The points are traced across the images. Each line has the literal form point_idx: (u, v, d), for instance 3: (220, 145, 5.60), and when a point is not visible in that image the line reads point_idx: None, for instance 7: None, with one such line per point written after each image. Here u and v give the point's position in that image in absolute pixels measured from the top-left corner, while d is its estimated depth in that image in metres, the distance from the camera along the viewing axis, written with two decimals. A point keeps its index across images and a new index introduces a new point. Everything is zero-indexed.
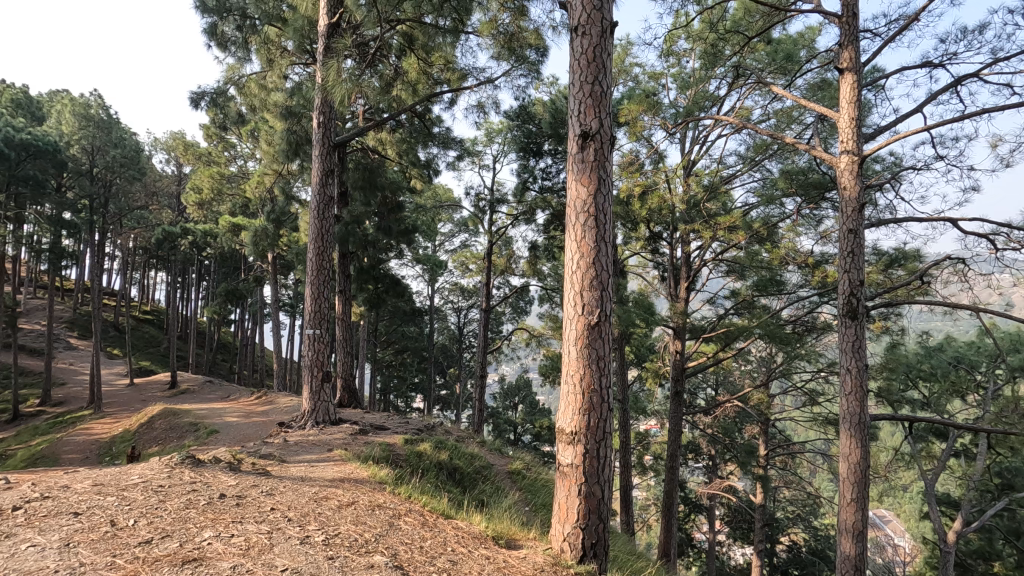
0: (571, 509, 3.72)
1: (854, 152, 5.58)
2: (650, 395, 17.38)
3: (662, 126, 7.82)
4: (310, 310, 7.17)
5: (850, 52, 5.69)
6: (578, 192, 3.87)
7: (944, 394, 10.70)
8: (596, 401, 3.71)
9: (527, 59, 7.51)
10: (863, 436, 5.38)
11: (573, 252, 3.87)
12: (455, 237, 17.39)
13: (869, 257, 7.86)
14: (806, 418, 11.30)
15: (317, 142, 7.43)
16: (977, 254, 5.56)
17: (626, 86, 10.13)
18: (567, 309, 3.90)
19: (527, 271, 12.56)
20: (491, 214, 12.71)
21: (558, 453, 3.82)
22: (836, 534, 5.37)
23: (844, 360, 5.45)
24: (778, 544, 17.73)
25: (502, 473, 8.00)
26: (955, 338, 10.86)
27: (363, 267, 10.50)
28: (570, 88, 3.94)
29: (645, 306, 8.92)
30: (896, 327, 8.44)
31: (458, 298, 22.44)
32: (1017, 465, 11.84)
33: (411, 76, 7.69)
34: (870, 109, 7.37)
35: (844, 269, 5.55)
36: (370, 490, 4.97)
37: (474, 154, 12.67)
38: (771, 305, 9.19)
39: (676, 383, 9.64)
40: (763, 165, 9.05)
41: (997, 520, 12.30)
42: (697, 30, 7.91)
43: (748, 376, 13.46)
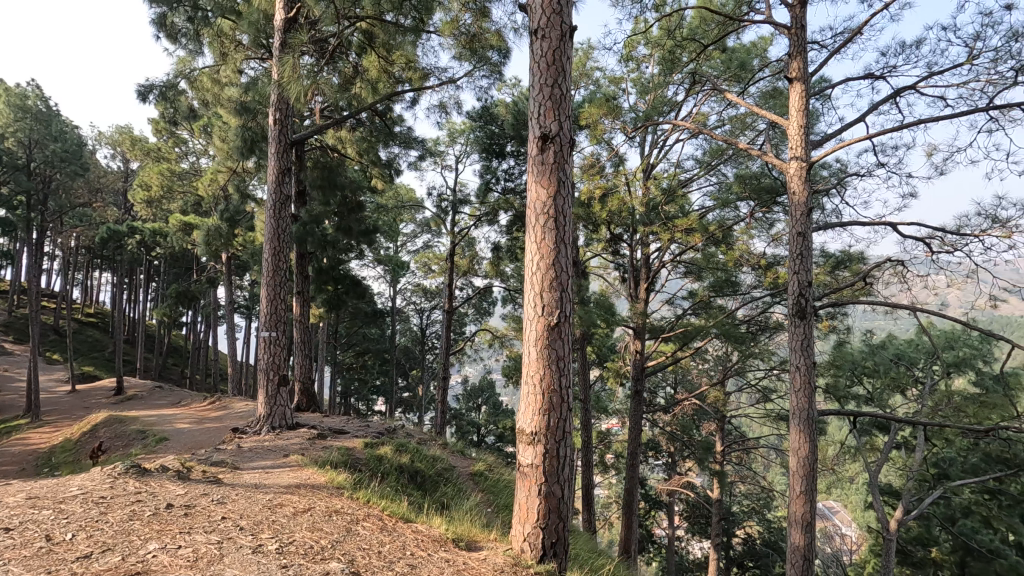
0: (531, 509, 3.74)
1: (802, 158, 5.83)
2: (612, 394, 17.68)
3: (622, 130, 7.97)
4: (266, 312, 7.00)
5: (799, 63, 5.93)
6: (539, 194, 3.89)
7: (886, 389, 11.26)
8: (556, 401, 3.74)
9: (489, 60, 7.52)
10: (811, 430, 5.60)
11: (534, 253, 3.89)
12: (417, 238, 17.25)
13: (817, 259, 8.22)
14: (760, 414, 11.72)
15: (273, 140, 7.22)
16: (915, 257, 5.88)
17: (587, 89, 10.28)
18: (527, 309, 3.93)
19: (490, 272, 12.55)
20: (453, 214, 12.68)
21: (519, 454, 3.83)
22: (787, 526, 5.56)
23: (793, 358, 5.68)
24: (734, 538, 18.25)
25: (464, 475, 7.96)
26: (896, 336, 11.43)
27: (322, 267, 10.32)
28: (530, 90, 3.97)
29: (606, 307, 9.07)
30: (842, 326, 8.92)
31: (421, 299, 22.24)
32: (951, 455, 12.59)
33: (372, 73, 7.62)
34: (817, 118, 7.73)
35: (794, 270, 5.76)
36: (327, 495, 4.87)
37: (437, 154, 12.63)
38: (726, 305, 9.52)
39: (636, 383, 9.80)
40: (720, 169, 9.33)
41: (933, 508, 13.04)
42: (656, 37, 8.10)
43: (705, 375, 13.88)
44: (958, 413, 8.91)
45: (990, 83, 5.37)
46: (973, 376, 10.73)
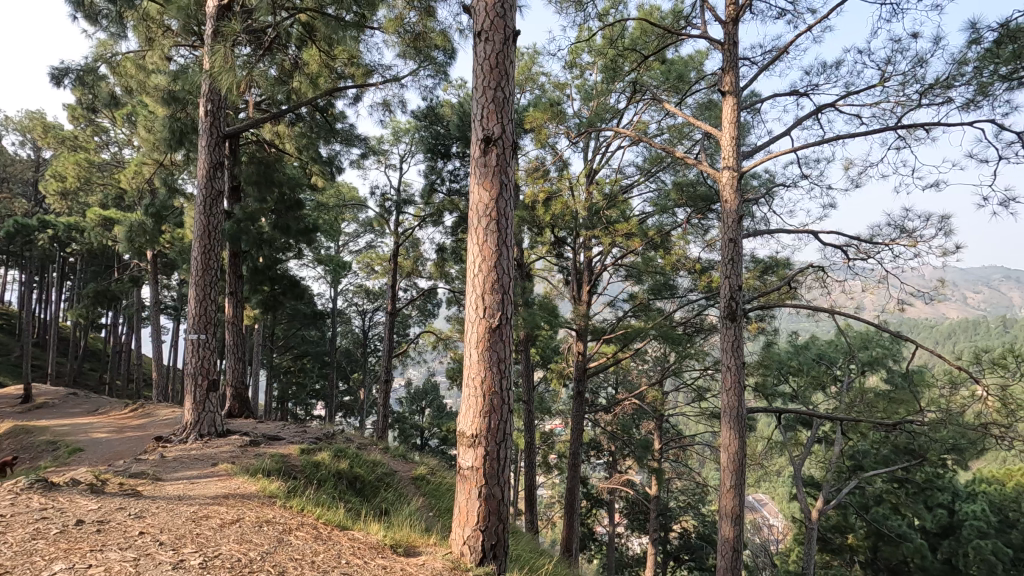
0: (471, 511, 3.72)
1: (734, 168, 6.13)
2: (555, 395, 17.87)
3: (566, 135, 8.10)
4: (194, 313, 6.63)
5: (731, 77, 6.23)
6: (481, 196, 3.89)
7: (808, 387, 12.01)
8: (497, 403, 3.74)
9: (434, 59, 7.45)
10: (741, 427, 5.88)
11: (476, 255, 3.89)
12: (360, 238, 16.85)
13: (747, 264, 8.64)
14: (695, 413, 12.18)
15: (204, 132, 6.85)
16: (834, 263, 6.33)
17: (533, 94, 10.41)
18: (468, 311, 3.91)
19: (434, 273, 12.39)
20: (397, 214, 12.48)
21: (459, 457, 3.80)
22: (718, 519, 5.81)
23: (724, 358, 5.95)
24: (671, 533, 18.86)
25: (405, 480, 7.82)
26: (818, 336, 12.17)
27: (258, 267, 9.86)
28: (472, 93, 3.97)
29: (549, 309, 9.18)
30: (770, 328, 9.44)
31: (364, 301, 21.71)
32: (865, 448, 13.54)
33: (312, 67, 7.41)
34: (748, 130, 8.17)
35: (725, 275, 6.03)
36: (258, 505, 4.66)
37: (380, 152, 12.37)
38: (664, 307, 9.85)
39: (578, 384, 9.96)
40: (659, 176, 9.68)
41: (850, 497, 13.98)
42: (599, 45, 8.29)
43: (645, 375, 14.30)
44: (871, 409, 9.64)
45: (899, 105, 5.83)
46: (884, 374, 11.62)
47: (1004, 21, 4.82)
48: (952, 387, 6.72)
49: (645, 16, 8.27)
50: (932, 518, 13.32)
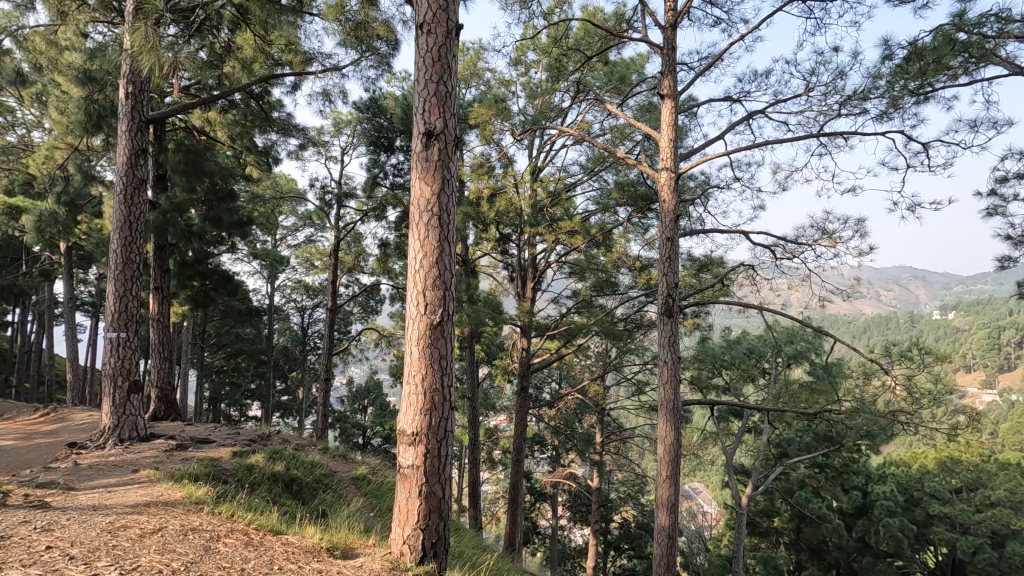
0: (411, 510, 3.66)
1: (672, 170, 6.33)
2: (499, 391, 17.87)
3: (510, 131, 8.11)
4: (113, 310, 6.17)
5: (670, 81, 6.42)
6: (422, 191, 3.83)
7: (739, 379, 12.62)
8: (438, 400, 3.70)
9: (376, 49, 7.25)
10: (676, 419, 6.10)
11: (417, 251, 3.83)
12: (299, 232, 16.25)
13: (684, 262, 8.96)
14: (635, 406, 12.53)
15: (124, 116, 6.37)
16: (763, 262, 6.64)
17: (478, 89, 10.35)
18: (409, 308, 3.84)
19: (376, 269, 12.09)
20: (338, 208, 12.11)
21: (399, 455, 3.73)
22: (654, 508, 6.01)
23: (662, 353, 6.14)
24: (612, 523, 19.33)
25: (345, 481, 7.62)
26: (749, 332, 12.79)
27: (185, 261, 9.21)
28: (414, 85, 3.89)
29: (494, 305, 9.19)
30: (705, 323, 9.84)
31: (303, 297, 20.94)
32: (790, 436, 14.40)
33: (247, 52, 7.04)
34: (686, 133, 8.45)
35: (663, 273, 6.23)
36: (182, 512, 4.40)
37: (320, 143, 11.94)
38: (606, 304, 10.07)
39: (522, 379, 10.03)
40: (601, 176, 9.88)
41: (776, 483, 14.82)
42: (544, 43, 8.36)
43: (588, 370, 14.56)
44: (796, 399, 10.34)
45: (822, 114, 6.20)
46: (807, 366, 12.39)
47: (913, 40, 5.23)
48: (866, 377, 7.23)
49: (589, 17, 8.41)
50: (848, 499, 14.34)
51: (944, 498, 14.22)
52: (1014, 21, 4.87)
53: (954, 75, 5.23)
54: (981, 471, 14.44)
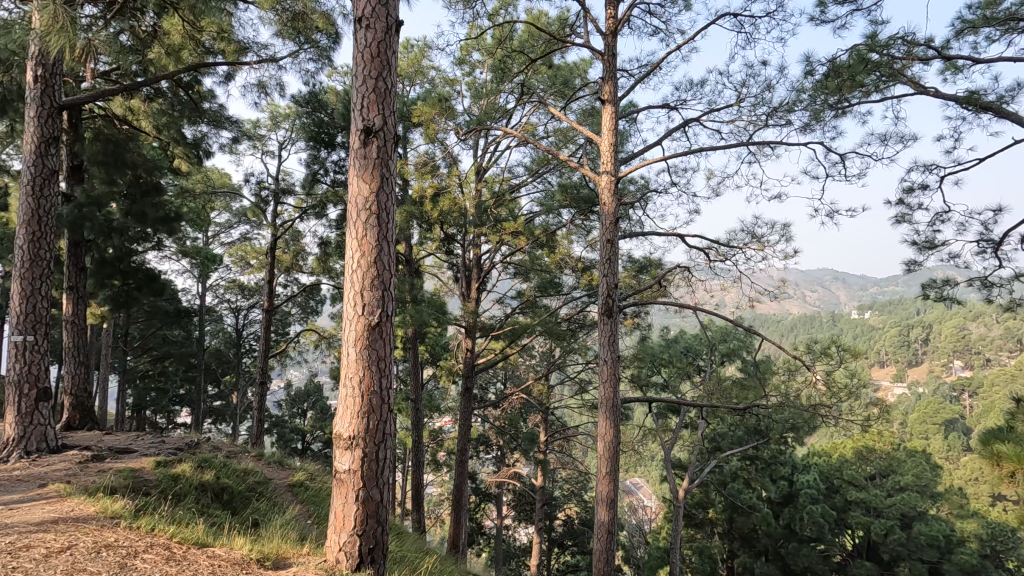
0: (348, 516, 3.56)
1: (612, 173, 6.48)
2: (444, 392, 17.74)
3: (455, 130, 8.04)
4: (18, 312, 5.65)
5: (610, 87, 6.57)
6: (360, 189, 3.73)
7: (675, 376, 13.11)
8: (376, 403, 3.61)
9: (316, 42, 7.01)
10: (615, 416, 6.25)
11: (355, 251, 3.72)
12: (233, 229, 15.54)
13: (624, 263, 9.21)
14: (578, 404, 12.75)
15: (32, 101, 5.86)
16: (698, 264, 6.91)
17: (423, 87, 10.23)
18: (346, 309, 3.74)
19: (316, 268, 11.67)
20: (275, 204, 11.64)
21: (335, 461, 3.61)
22: (594, 504, 6.13)
23: (602, 353, 6.27)
24: (555, 521, 19.59)
25: (280, 488, 7.32)
26: (686, 331, 13.30)
27: (105, 258, 8.59)
28: (353, 80, 3.78)
29: (438, 306, 9.10)
30: (644, 323, 10.18)
31: (237, 297, 19.96)
32: (723, 431, 15.12)
33: (174, 38, 6.58)
34: (626, 138, 8.69)
35: (603, 274, 6.37)
36: (96, 529, 4.09)
37: (255, 137, 11.44)
38: (550, 304, 10.22)
39: (467, 380, 9.99)
40: (545, 177, 10.00)
41: (711, 475, 15.49)
42: (489, 44, 8.38)
43: (532, 370, 14.68)
44: (728, 395, 10.86)
45: (751, 123, 6.51)
46: (739, 364, 13.04)
47: (832, 57, 5.60)
48: (790, 373, 7.67)
49: (534, 20, 8.50)
50: (776, 489, 15.21)
51: (860, 484, 15.37)
52: (918, 44, 5.30)
53: (867, 92, 5.62)
54: (891, 458, 15.74)
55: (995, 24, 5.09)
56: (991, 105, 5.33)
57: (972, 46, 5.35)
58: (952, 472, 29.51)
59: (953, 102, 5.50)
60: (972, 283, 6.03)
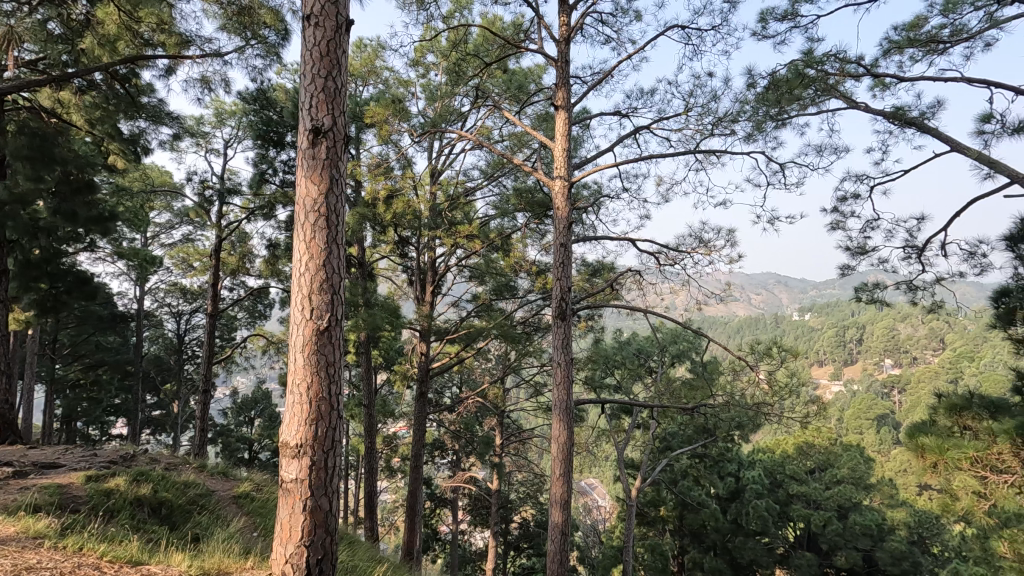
0: (294, 527, 3.40)
1: (565, 178, 6.57)
2: (398, 397, 17.48)
3: (409, 132, 7.94)
4: None
5: (563, 93, 6.66)
6: (308, 190, 3.63)
7: (628, 378, 13.38)
8: (325, 410, 3.51)
9: (263, 38, 6.78)
10: (569, 418, 6.31)
11: (302, 253, 3.62)
12: (175, 230, 14.83)
13: (577, 267, 9.34)
14: (533, 406, 12.83)
15: None
16: (649, 268, 7.09)
17: (376, 88, 10.09)
18: (294, 313, 3.62)
19: (263, 271, 11.24)
20: (220, 205, 11.18)
21: (281, 470, 3.47)
22: (548, 506, 6.16)
23: (556, 355, 6.33)
24: (511, 524, 19.60)
25: (224, 500, 7.02)
26: (638, 333, 13.61)
27: (29, 261, 7.96)
28: (301, 79, 3.69)
29: (392, 310, 8.95)
30: (597, 326, 10.35)
31: (179, 301, 19.05)
32: (673, 430, 15.54)
33: (108, 28, 6.22)
34: (579, 143, 8.84)
35: (557, 277, 6.43)
36: (15, 550, 3.81)
37: (199, 135, 10.97)
38: (506, 308, 10.24)
39: (421, 384, 9.87)
40: (500, 181, 10.03)
41: (663, 474, 15.90)
42: (444, 47, 8.35)
43: (488, 373, 14.65)
44: (678, 395, 11.18)
45: (698, 132, 6.73)
46: (688, 365, 13.43)
47: (771, 71, 5.87)
48: (735, 373, 7.96)
49: (489, 24, 8.54)
50: (723, 485, 15.74)
51: (801, 478, 16.14)
52: (850, 61, 5.64)
53: (805, 105, 5.92)
54: (829, 453, 16.61)
55: (918, 45, 5.48)
56: (914, 120, 5.71)
57: (898, 65, 5.73)
58: (883, 465, 31.38)
59: (881, 116, 5.87)
60: (900, 286, 6.44)
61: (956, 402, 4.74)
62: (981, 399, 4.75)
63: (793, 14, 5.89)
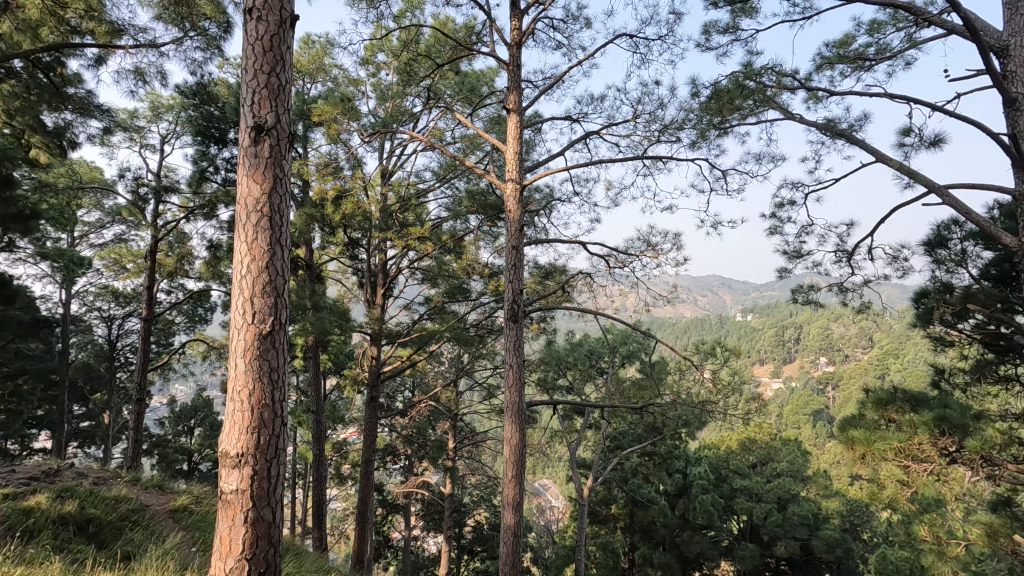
0: (235, 540, 3.22)
1: (517, 181, 6.60)
2: (349, 402, 17.08)
3: (359, 132, 7.77)
4: None
5: (515, 97, 6.70)
6: (250, 189, 3.50)
7: (579, 379, 13.59)
8: (268, 417, 3.37)
9: (203, 30, 6.46)
10: (521, 420, 6.33)
11: (243, 255, 3.47)
12: (106, 229, 13.97)
13: (529, 269, 9.40)
14: (486, 409, 12.83)
15: None
16: (600, 271, 7.22)
17: (325, 85, 9.85)
18: (235, 316, 3.47)
19: (204, 274, 10.73)
20: (156, 203, 10.61)
21: (221, 480, 3.29)
22: (501, 508, 6.15)
23: (508, 358, 6.33)
24: (465, 527, 19.49)
25: (159, 515, 6.65)
26: (589, 335, 13.84)
27: None
28: (242, 75, 3.55)
29: (341, 314, 8.74)
30: (550, 327, 10.46)
31: (110, 305, 17.95)
32: (623, 430, 15.88)
33: (30, 13, 5.78)
34: (531, 146, 8.90)
35: (509, 279, 6.45)
36: None
37: (132, 129, 10.39)
38: (458, 310, 10.19)
39: (372, 389, 9.68)
40: (453, 183, 9.98)
41: (614, 473, 16.23)
42: (395, 46, 8.25)
43: (441, 376, 14.53)
44: (627, 395, 11.44)
45: (646, 138, 6.91)
46: (637, 365, 13.75)
47: (714, 82, 6.09)
48: (681, 372, 8.20)
49: (441, 25, 8.50)
50: (671, 481, 16.20)
51: (744, 472, 16.82)
52: (785, 75, 5.93)
53: (745, 115, 6.18)
54: (769, 448, 17.38)
55: (846, 61, 5.82)
56: (844, 132, 6.07)
57: (829, 80, 6.08)
58: (818, 458, 33.13)
59: (814, 127, 6.21)
60: (833, 288, 6.81)
61: (883, 397, 5.06)
62: (903, 394, 5.13)
63: (734, 28, 6.15)
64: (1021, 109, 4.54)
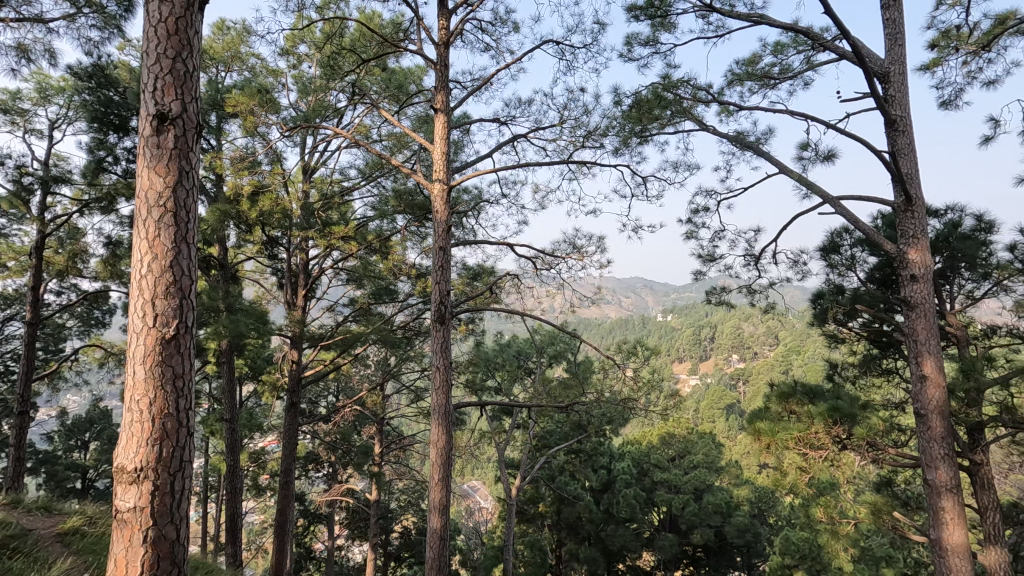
0: (131, 563, 2.95)
1: (444, 182, 6.53)
2: (267, 409, 16.23)
3: (278, 126, 7.40)
4: None
5: (442, 97, 6.63)
6: (152, 182, 3.23)
7: (508, 379, 13.67)
8: (171, 428, 3.12)
9: (100, 7, 5.88)
10: (449, 422, 6.27)
11: (143, 254, 3.20)
12: None
13: (457, 270, 9.34)
14: (413, 412, 12.61)
15: None
16: (527, 272, 7.30)
17: (241, 75, 9.30)
18: (133, 319, 3.19)
19: (100, 273, 9.80)
20: (43, 195, 9.57)
21: (116, 498, 3.01)
22: (427, 512, 6.06)
23: (434, 360, 6.25)
24: (392, 533, 19.05)
25: (45, 540, 6.00)
26: (517, 335, 13.96)
27: None
28: (142, 58, 3.28)
29: (258, 316, 8.29)
30: (478, 328, 10.45)
31: None
32: (551, 428, 16.15)
33: None
34: (459, 147, 8.85)
35: (437, 281, 6.38)
36: None
37: (15, 111, 9.31)
38: (385, 313, 9.95)
39: (292, 394, 9.25)
40: (379, 182, 9.75)
41: (541, 471, 16.46)
42: (318, 39, 7.94)
43: (367, 379, 14.13)
44: (555, 394, 11.63)
45: (570, 143, 7.06)
46: (564, 364, 14.03)
47: (636, 92, 6.33)
48: (606, 372, 8.46)
49: (366, 20, 8.27)
50: (596, 477, 16.66)
51: (664, 466, 17.60)
52: (700, 88, 6.27)
53: (664, 124, 6.47)
54: (687, 441, 18.29)
55: (754, 78, 6.24)
56: (751, 144, 6.51)
57: (739, 95, 6.49)
58: (731, 448, 35.35)
59: (726, 139, 6.60)
60: (743, 290, 7.28)
61: (786, 390, 5.47)
62: (802, 387, 5.58)
63: (654, 41, 6.44)
64: (899, 129, 5.06)
